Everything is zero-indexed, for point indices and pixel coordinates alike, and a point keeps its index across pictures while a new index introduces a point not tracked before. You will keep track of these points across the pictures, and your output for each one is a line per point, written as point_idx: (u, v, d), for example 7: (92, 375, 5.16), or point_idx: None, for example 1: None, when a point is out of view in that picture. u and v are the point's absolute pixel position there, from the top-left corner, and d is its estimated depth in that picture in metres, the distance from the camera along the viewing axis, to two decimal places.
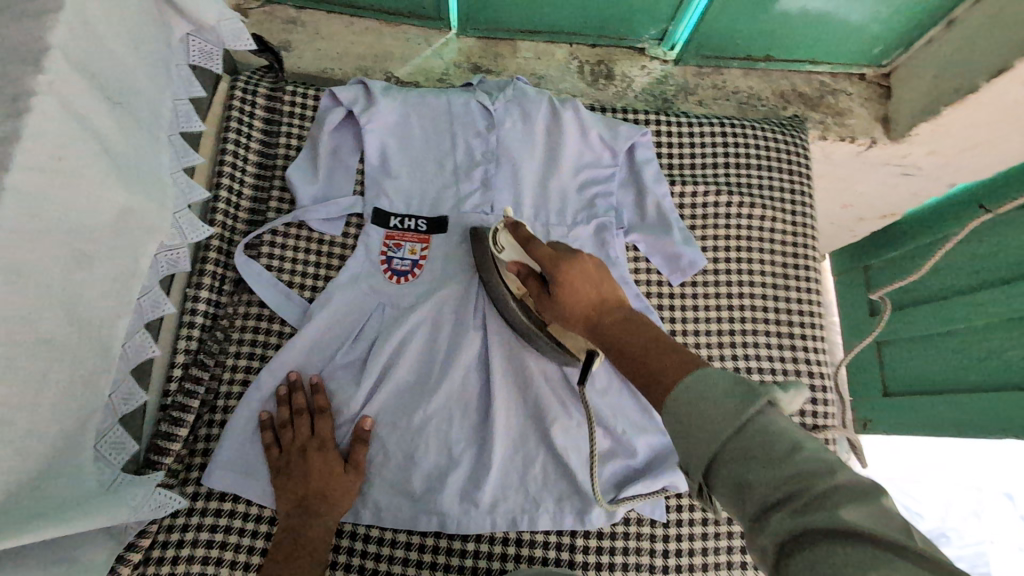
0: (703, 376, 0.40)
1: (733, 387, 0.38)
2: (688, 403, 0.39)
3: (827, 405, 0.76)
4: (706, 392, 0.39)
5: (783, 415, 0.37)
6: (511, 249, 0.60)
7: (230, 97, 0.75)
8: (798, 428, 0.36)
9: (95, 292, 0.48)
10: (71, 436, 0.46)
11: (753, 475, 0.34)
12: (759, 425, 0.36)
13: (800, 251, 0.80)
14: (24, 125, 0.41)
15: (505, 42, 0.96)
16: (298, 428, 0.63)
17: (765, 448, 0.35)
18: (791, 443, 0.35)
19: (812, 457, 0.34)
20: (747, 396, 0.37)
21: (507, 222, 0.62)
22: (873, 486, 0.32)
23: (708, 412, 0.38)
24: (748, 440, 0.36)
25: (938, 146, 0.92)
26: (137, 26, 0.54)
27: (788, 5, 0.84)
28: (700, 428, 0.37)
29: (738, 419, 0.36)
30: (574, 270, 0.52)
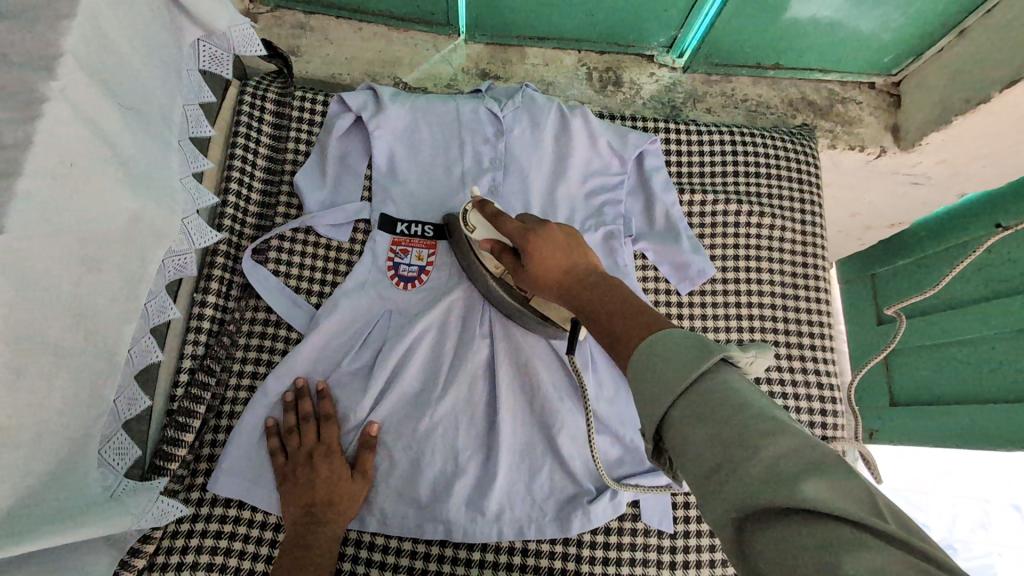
0: (664, 336, 0.39)
1: (688, 348, 0.37)
2: (643, 365, 0.39)
3: (836, 416, 0.75)
4: (661, 353, 0.38)
5: (741, 376, 0.36)
6: (482, 227, 0.60)
7: (239, 102, 0.76)
8: (751, 388, 0.35)
9: (103, 298, 0.47)
10: (78, 443, 0.46)
11: (701, 440, 0.34)
12: (711, 386, 0.35)
13: (809, 260, 0.80)
14: (36, 131, 0.41)
15: (514, 48, 0.96)
16: (304, 433, 0.62)
17: (714, 411, 0.34)
18: (740, 405, 0.34)
19: (762, 419, 0.33)
20: (698, 357, 0.36)
21: (475, 200, 0.61)
22: (822, 450, 0.31)
23: (660, 377, 0.37)
24: (699, 401, 0.35)
25: (949, 156, 0.91)
26: (149, 32, 0.54)
27: (798, 14, 0.84)
28: (653, 392, 0.37)
29: (688, 381, 0.36)
30: (541, 241, 0.52)
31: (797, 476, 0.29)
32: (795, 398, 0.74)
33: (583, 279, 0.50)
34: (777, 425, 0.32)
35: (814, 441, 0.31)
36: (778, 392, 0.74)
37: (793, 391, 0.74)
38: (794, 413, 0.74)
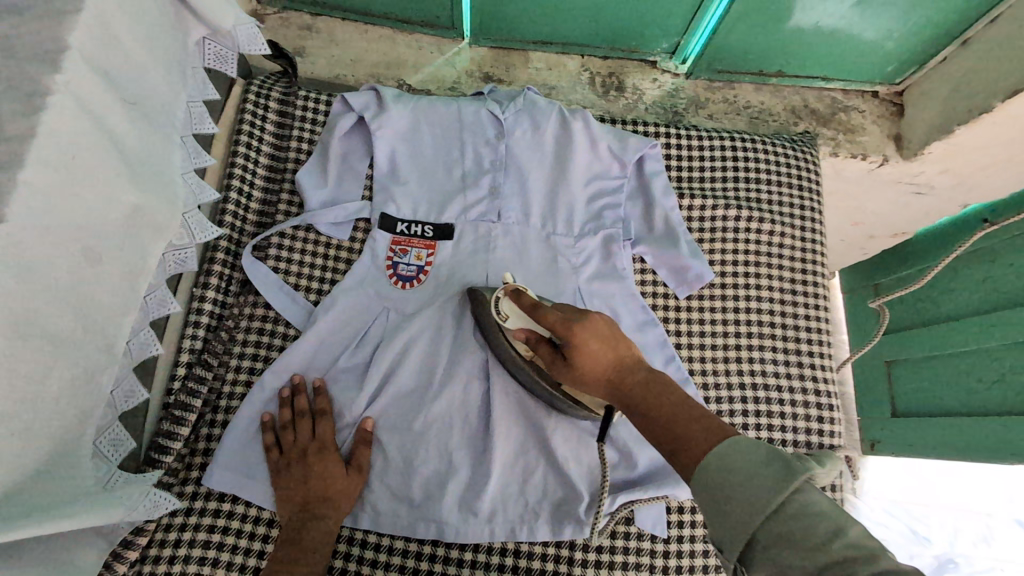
0: (735, 450, 0.39)
1: (766, 462, 0.38)
2: (720, 480, 0.38)
3: (834, 424, 0.75)
4: (740, 468, 0.38)
5: (824, 495, 0.37)
6: (515, 315, 0.59)
7: (244, 100, 0.76)
8: (838, 509, 0.36)
9: (102, 289, 0.48)
10: (72, 432, 0.46)
11: (793, 563, 0.34)
12: (797, 506, 0.36)
13: (809, 266, 0.79)
14: (40, 122, 0.42)
15: (517, 52, 0.97)
16: (301, 432, 0.62)
17: (804, 534, 0.34)
18: (831, 528, 0.34)
19: (853, 544, 0.33)
20: (783, 476, 0.37)
21: (508, 289, 0.61)
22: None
23: (742, 492, 0.37)
24: (786, 520, 0.35)
25: (952, 165, 0.91)
26: (155, 29, 0.55)
27: (801, 21, 0.84)
28: (735, 507, 0.37)
29: (775, 499, 0.36)
30: (585, 337, 0.49)
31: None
32: (792, 405, 0.74)
33: (629, 376, 0.47)
34: (871, 552, 0.32)
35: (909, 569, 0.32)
36: (775, 398, 0.73)
37: (792, 398, 0.74)
38: (791, 419, 0.73)
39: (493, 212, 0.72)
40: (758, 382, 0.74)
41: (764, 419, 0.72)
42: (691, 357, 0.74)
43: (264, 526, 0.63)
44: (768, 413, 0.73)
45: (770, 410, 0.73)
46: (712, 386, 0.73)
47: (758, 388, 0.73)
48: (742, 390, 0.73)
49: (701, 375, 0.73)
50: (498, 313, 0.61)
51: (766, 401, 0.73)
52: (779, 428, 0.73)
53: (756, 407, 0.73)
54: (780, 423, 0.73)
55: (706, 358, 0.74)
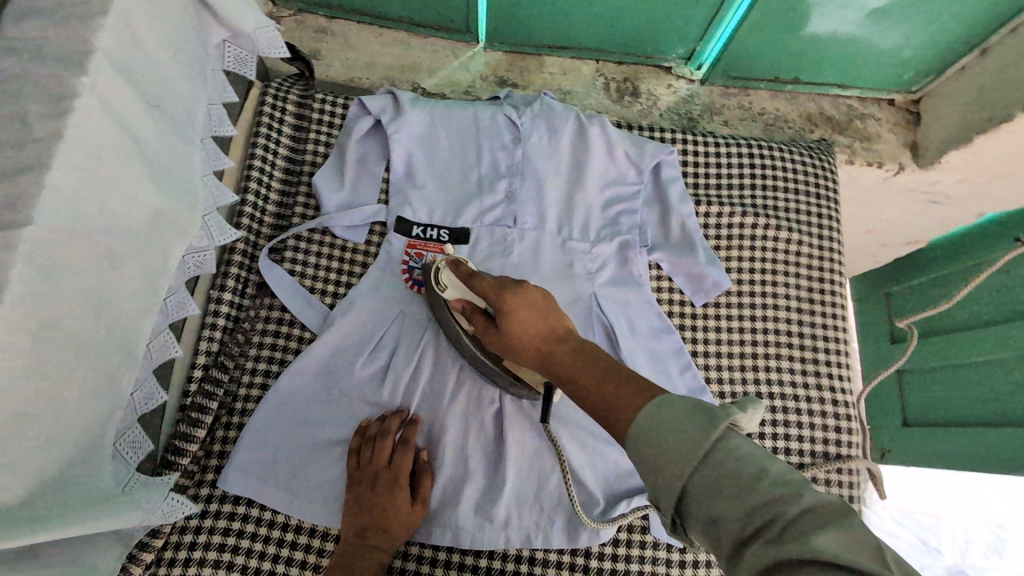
0: (663, 406, 0.40)
1: (691, 414, 0.38)
2: (649, 435, 0.39)
3: (851, 434, 0.74)
4: (667, 420, 0.39)
5: (744, 437, 0.38)
6: (453, 287, 0.59)
7: (261, 103, 0.76)
8: (759, 449, 0.37)
9: (124, 292, 0.48)
10: (92, 434, 0.46)
11: (723, 508, 0.34)
12: (723, 452, 0.36)
13: (826, 274, 0.79)
14: (67, 125, 0.42)
15: (532, 57, 0.97)
16: (379, 455, 0.62)
17: (732, 477, 0.35)
18: (757, 469, 0.35)
19: (778, 483, 0.34)
20: (709, 423, 0.37)
21: (449, 259, 0.61)
22: (840, 509, 0.32)
23: (672, 446, 0.37)
24: (715, 467, 0.36)
25: (968, 175, 0.90)
26: (177, 32, 0.55)
27: (818, 29, 0.84)
28: (667, 463, 0.37)
29: (703, 446, 0.36)
30: (517, 304, 0.51)
31: (824, 535, 0.31)
32: (809, 414, 0.73)
33: (558, 344, 0.50)
34: (794, 489, 0.33)
35: (828, 501, 0.33)
36: (791, 407, 0.73)
37: (808, 406, 0.74)
38: (807, 429, 0.73)
39: (509, 217, 0.72)
40: (775, 390, 0.73)
41: (780, 428, 0.72)
42: (707, 364, 0.73)
43: (284, 531, 0.63)
44: (785, 421, 0.73)
45: (785, 419, 0.73)
46: (728, 394, 0.73)
47: (774, 397, 0.73)
48: (758, 398, 0.73)
49: (717, 382, 0.73)
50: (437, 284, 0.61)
51: (782, 410, 0.73)
52: (795, 437, 0.72)
53: (772, 415, 0.72)
54: (796, 432, 0.73)
55: (722, 365, 0.73)
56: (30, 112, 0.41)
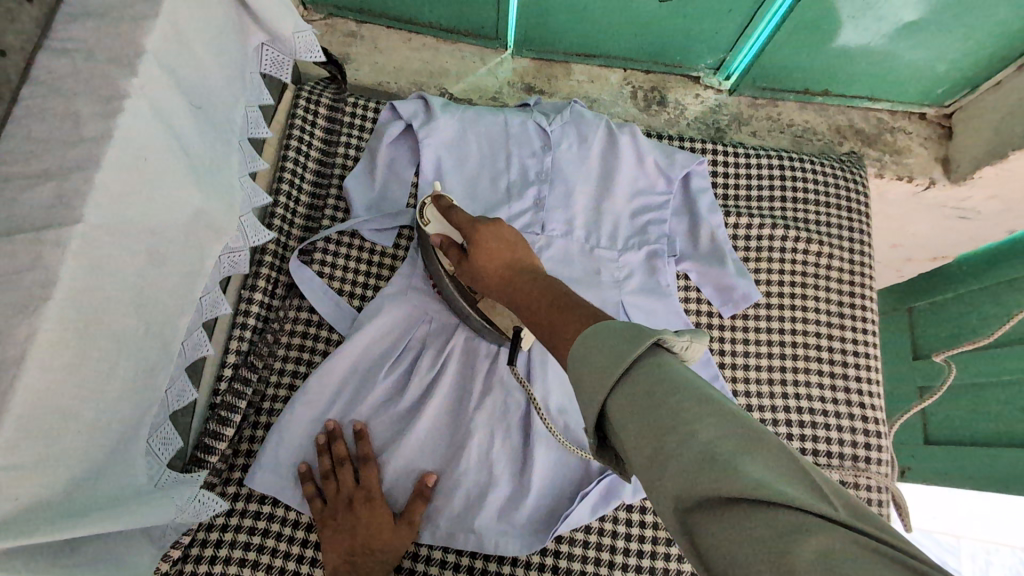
0: (603, 327, 0.37)
1: (622, 334, 0.35)
2: (583, 351, 0.36)
3: (880, 451, 0.73)
4: (599, 342, 0.36)
5: (672, 356, 0.34)
6: (435, 223, 0.61)
7: (294, 105, 0.77)
8: (683, 369, 0.33)
9: (163, 290, 0.49)
10: (130, 431, 0.47)
11: (634, 431, 0.31)
12: (642, 371, 0.33)
13: (857, 288, 0.78)
14: (116, 126, 0.42)
15: (559, 64, 0.97)
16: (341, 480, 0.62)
17: (647, 396, 0.32)
18: (674, 387, 0.32)
19: (697, 404, 0.31)
20: (633, 339, 0.34)
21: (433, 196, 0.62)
22: (761, 440, 0.29)
23: (595, 364, 0.34)
24: (633, 386, 0.33)
25: (1001, 191, 0.89)
26: (220, 35, 0.56)
27: (850, 41, 0.83)
28: (586, 381, 0.34)
29: (621, 365, 0.33)
30: (485, 232, 0.52)
31: (744, 466, 0.28)
32: (838, 430, 0.73)
33: (520, 273, 0.49)
34: (713, 411, 0.30)
35: (753, 428, 0.30)
36: (820, 422, 0.72)
37: (837, 422, 0.73)
38: (836, 445, 0.72)
39: (537, 224, 0.72)
40: (803, 405, 0.73)
41: (808, 443, 0.72)
42: (735, 377, 0.73)
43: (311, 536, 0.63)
44: (813, 436, 0.72)
45: (813, 434, 0.72)
46: (755, 407, 0.72)
47: (803, 412, 0.72)
48: (786, 412, 0.72)
49: (744, 395, 0.72)
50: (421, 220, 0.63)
51: (811, 425, 0.72)
52: (824, 453, 0.72)
53: (800, 430, 0.72)
54: (824, 447, 0.72)
55: (750, 378, 0.73)
56: (82, 113, 0.42)
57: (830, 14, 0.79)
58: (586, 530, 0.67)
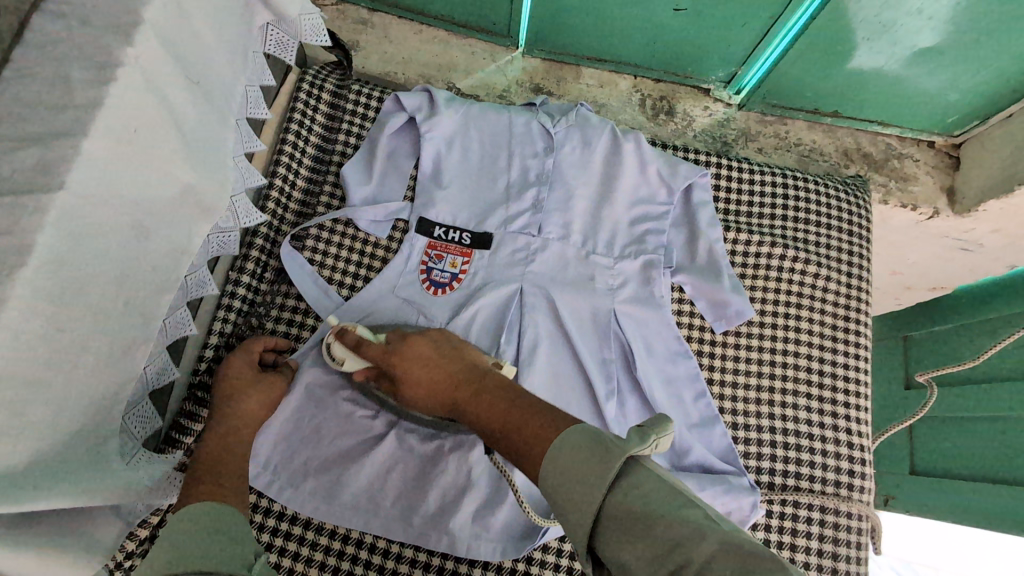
0: (566, 446, 0.42)
1: (590, 453, 0.40)
2: (558, 473, 0.41)
3: (863, 479, 0.72)
4: (570, 463, 0.41)
5: (646, 470, 0.40)
6: (351, 359, 0.61)
7: (297, 89, 0.77)
8: (659, 481, 0.39)
9: (146, 264, 0.47)
10: (102, 408, 0.46)
11: (631, 555, 0.36)
12: (621, 493, 0.38)
13: (852, 312, 0.77)
14: (108, 94, 0.42)
15: (570, 66, 0.96)
16: (240, 392, 0.60)
17: (636, 520, 0.36)
18: (657, 509, 0.36)
19: (682, 525, 0.35)
20: (604, 459, 0.39)
21: (337, 332, 0.61)
22: (742, 556, 0.33)
23: (576, 490, 0.39)
24: (617, 510, 0.38)
25: (1004, 225, 0.89)
26: (223, 11, 0.54)
27: (865, 63, 0.83)
28: (573, 512, 0.39)
29: (602, 488, 0.38)
30: (412, 357, 0.59)
31: None
32: (823, 453, 0.72)
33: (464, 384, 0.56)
34: (695, 529, 0.35)
35: (737, 544, 0.34)
36: (804, 445, 0.71)
37: (822, 446, 0.72)
38: (820, 469, 0.71)
39: (534, 226, 0.71)
40: (789, 427, 0.72)
41: (791, 466, 0.71)
42: (722, 394, 0.72)
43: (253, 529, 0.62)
44: (797, 459, 0.71)
45: (797, 457, 0.71)
46: (741, 425, 0.71)
47: (789, 433, 0.72)
48: (772, 433, 0.71)
49: (731, 413, 0.71)
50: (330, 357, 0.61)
51: (795, 446, 0.71)
52: (806, 476, 0.71)
53: (784, 452, 0.71)
54: (807, 470, 0.71)
55: (737, 395, 0.72)
56: (73, 77, 0.41)
57: (846, 34, 0.78)
58: (560, 539, 0.66)
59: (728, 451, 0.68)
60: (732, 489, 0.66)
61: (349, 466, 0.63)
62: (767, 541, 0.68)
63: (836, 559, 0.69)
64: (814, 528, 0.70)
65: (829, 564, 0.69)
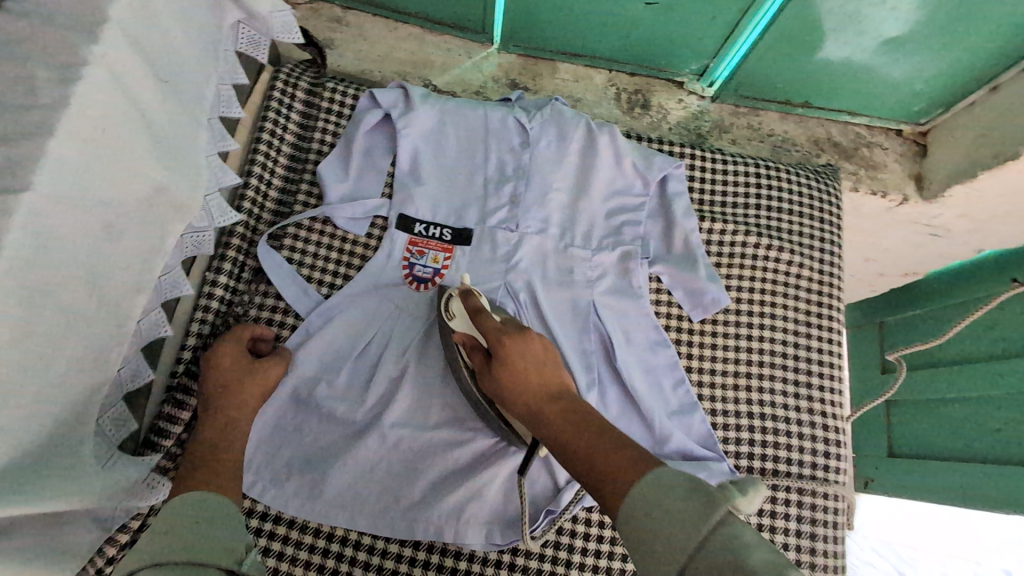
0: (658, 481, 0.40)
1: (687, 493, 0.38)
2: (645, 508, 0.39)
3: (839, 460, 0.74)
4: (662, 499, 0.38)
5: (749, 527, 0.36)
6: (462, 320, 0.61)
7: (270, 88, 0.76)
8: (762, 540, 0.35)
9: (119, 265, 0.47)
10: (77, 412, 0.45)
11: None
12: (718, 540, 0.35)
13: (825, 298, 0.79)
14: (74, 92, 0.41)
15: (545, 61, 0.97)
16: (235, 383, 0.59)
17: (729, 567, 0.33)
18: (754, 560, 0.33)
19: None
20: (704, 503, 0.37)
21: (462, 289, 0.63)
22: None
23: (666, 529, 0.37)
24: (708, 555, 0.34)
25: (970, 210, 0.91)
26: (191, 8, 0.54)
27: (833, 54, 0.84)
28: (660, 552, 0.36)
29: (697, 529, 0.36)
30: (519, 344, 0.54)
31: None
32: (800, 436, 0.73)
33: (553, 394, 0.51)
34: None
35: None
36: (782, 429, 0.73)
37: (799, 429, 0.74)
38: (797, 452, 0.73)
39: (512, 220, 0.71)
40: (766, 411, 0.73)
41: (769, 449, 0.72)
42: (701, 381, 0.73)
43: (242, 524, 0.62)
44: (775, 443, 0.72)
45: (775, 441, 0.72)
46: (719, 412, 0.72)
47: (767, 418, 0.73)
48: (750, 418, 0.73)
49: (709, 401, 0.73)
50: (444, 309, 0.63)
51: (773, 431, 0.73)
52: (784, 460, 0.72)
53: (763, 436, 0.72)
54: (784, 454, 0.72)
55: (716, 382, 0.73)
56: (37, 76, 0.41)
57: (813, 26, 0.80)
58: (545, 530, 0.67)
59: (707, 437, 0.69)
60: (713, 475, 0.67)
61: (332, 464, 0.64)
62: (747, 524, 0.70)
63: (815, 539, 0.71)
64: (792, 510, 0.71)
65: (807, 544, 0.71)
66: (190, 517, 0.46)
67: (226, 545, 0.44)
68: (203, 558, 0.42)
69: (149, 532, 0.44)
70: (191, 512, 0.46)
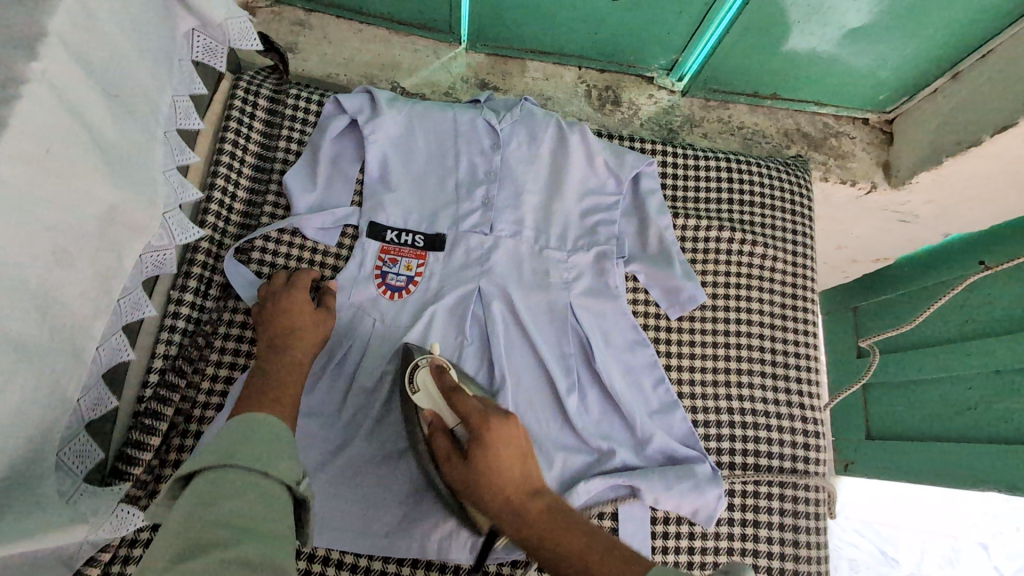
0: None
1: None
2: None
3: (818, 451, 0.75)
4: None
5: None
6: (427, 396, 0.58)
7: (231, 96, 0.74)
8: None
9: (72, 291, 0.45)
10: (34, 447, 0.43)
11: None
12: None
13: (799, 291, 0.80)
14: (15, 111, 0.39)
15: (514, 60, 0.96)
16: (298, 324, 0.61)
17: None
18: None
19: None
20: None
21: (433, 361, 0.60)
22: None
23: None
24: None
25: (937, 195, 0.93)
26: (141, 18, 0.52)
27: (798, 45, 0.85)
28: None
29: None
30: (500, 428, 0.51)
31: None
32: (779, 429, 0.74)
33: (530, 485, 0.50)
34: None
35: None
36: (762, 423, 0.74)
37: (778, 421, 0.74)
38: (777, 445, 0.73)
39: (485, 224, 0.70)
40: (746, 406, 0.74)
41: (750, 444, 0.73)
42: (680, 379, 0.74)
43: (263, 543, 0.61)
44: (755, 437, 0.73)
45: (755, 436, 0.73)
46: (700, 408, 0.73)
47: (747, 413, 0.73)
48: (729, 413, 0.73)
49: (689, 398, 0.73)
50: (409, 380, 0.60)
51: (753, 426, 0.73)
52: (765, 453, 0.73)
53: (743, 431, 0.73)
54: (765, 448, 0.73)
55: (695, 379, 0.74)
56: None
57: (779, 17, 0.80)
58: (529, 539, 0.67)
59: (688, 435, 0.70)
60: (698, 483, 0.66)
61: (311, 483, 0.63)
62: (731, 519, 0.70)
63: (797, 532, 0.72)
64: (774, 503, 0.72)
65: (790, 536, 0.72)
66: (251, 429, 0.49)
67: (290, 463, 0.47)
68: (270, 470, 0.45)
69: (221, 433, 0.48)
70: (255, 429, 0.49)
